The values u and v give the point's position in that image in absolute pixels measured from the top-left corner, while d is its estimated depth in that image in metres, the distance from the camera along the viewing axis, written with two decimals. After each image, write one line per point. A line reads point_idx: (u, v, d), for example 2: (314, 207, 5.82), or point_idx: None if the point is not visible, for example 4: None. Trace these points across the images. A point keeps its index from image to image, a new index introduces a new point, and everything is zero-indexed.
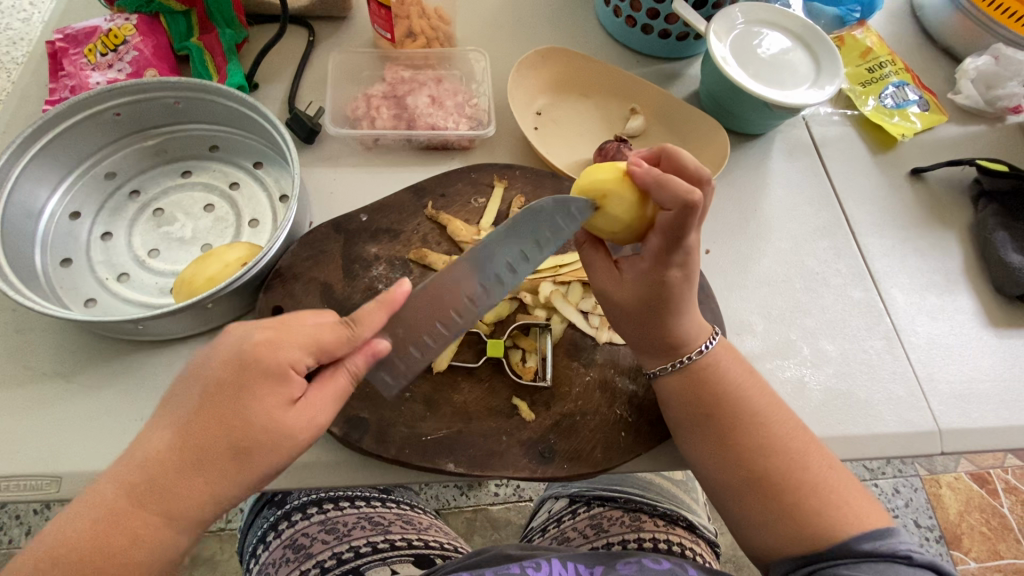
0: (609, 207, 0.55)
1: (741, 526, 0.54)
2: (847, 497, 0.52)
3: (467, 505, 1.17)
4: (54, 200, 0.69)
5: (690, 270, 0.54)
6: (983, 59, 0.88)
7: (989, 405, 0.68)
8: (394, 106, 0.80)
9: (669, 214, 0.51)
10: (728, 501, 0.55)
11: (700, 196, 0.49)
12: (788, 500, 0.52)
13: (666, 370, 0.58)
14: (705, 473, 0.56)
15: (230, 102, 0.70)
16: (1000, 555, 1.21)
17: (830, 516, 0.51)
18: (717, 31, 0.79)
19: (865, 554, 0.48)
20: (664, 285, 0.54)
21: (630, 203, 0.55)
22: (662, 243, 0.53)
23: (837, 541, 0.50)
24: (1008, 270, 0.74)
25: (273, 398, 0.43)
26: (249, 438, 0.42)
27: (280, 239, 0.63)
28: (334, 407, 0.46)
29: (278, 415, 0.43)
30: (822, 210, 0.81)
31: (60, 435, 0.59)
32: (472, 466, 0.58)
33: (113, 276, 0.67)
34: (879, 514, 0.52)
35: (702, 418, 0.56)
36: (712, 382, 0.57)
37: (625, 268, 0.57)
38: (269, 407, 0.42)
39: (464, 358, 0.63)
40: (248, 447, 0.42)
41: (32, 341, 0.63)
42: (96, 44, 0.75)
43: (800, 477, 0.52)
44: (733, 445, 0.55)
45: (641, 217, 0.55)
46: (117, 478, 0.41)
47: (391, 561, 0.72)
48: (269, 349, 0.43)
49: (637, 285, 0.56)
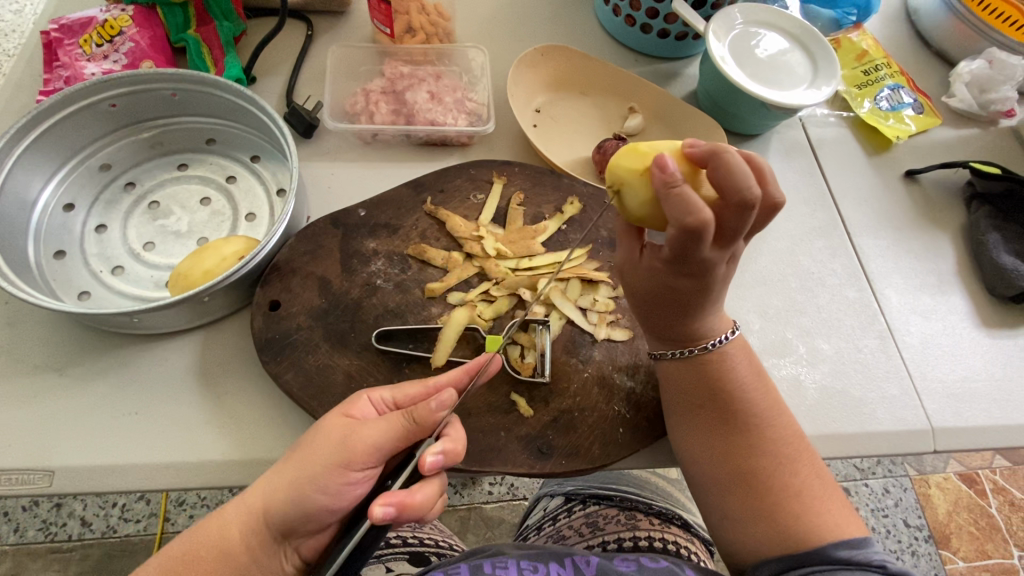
0: (624, 198, 0.53)
1: (720, 521, 0.54)
2: (830, 506, 0.53)
3: (461, 503, 1.17)
4: (48, 192, 0.68)
5: (704, 281, 0.53)
6: (977, 63, 0.89)
7: (980, 405, 0.69)
8: (393, 101, 0.79)
9: (673, 230, 0.48)
10: (711, 495, 0.55)
11: (706, 222, 0.46)
12: (771, 499, 0.52)
13: (667, 356, 0.60)
14: (691, 466, 0.57)
15: (228, 95, 0.70)
16: (988, 554, 1.23)
17: (811, 521, 0.51)
18: (716, 31, 0.79)
19: (840, 561, 0.49)
20: (677, 282, 0.54)
21: (639, 200, 0.52)
22: (671, 253, 0.51)
23: (814, 546, 0.50)
24: (1000, 271, 0.75)
25: (339, 411, 0.50)
26: (307, 439, 0.49)
27: (277, 233, 0.62)
28: (379, 429, 0.47)
29: (332, 422, 0.49)
30: (818, 210, 0.81)
31: (54, 429, 0.58)
32: (470, 462, 0.57)
33: (107, 269, 0.67)
34: (857, 525, 0.52)
35: (698, 409, 0.57)
36: (717, 374, 0.58)
37: (645, 252, 0.57)
38: (331, 416, 0.50)
39: (463, 354, 0.63)
40: (302, 446, 0.48)
41: (24, 333, 0.62)
42: (91, 35, 0.74)
43: (786, 479, 0.53)
44: (724, 440, 0.55)
45: (653, 218, 0.52)
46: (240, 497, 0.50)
47: (386, 559, 0.72)
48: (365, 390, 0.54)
49: (652, 278, 0.56)
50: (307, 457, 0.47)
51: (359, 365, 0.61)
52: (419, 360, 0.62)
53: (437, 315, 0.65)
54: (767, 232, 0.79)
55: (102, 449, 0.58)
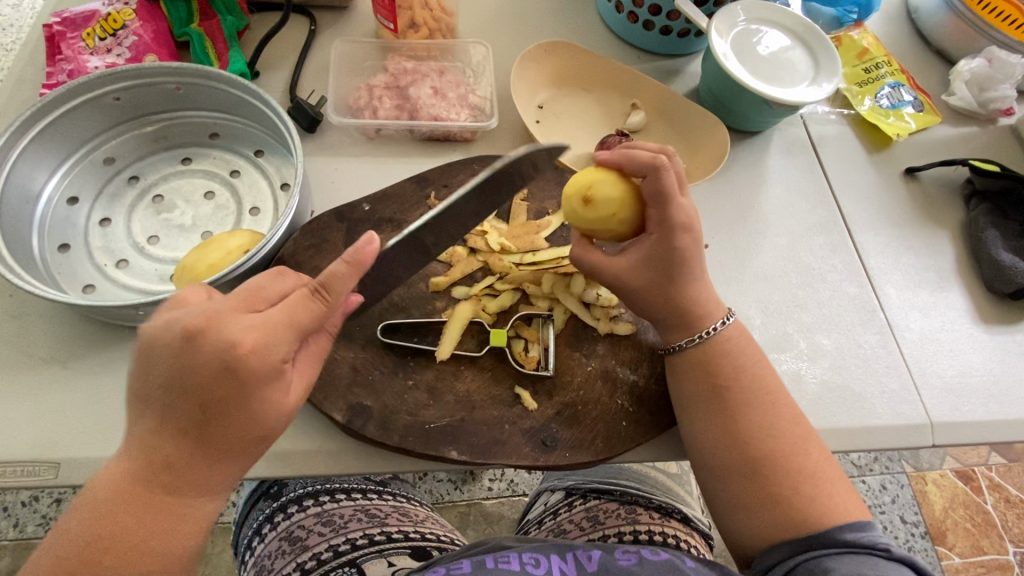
0: (598, 194, 0.59)
1: (733, 507, 0.55)
2: (837, 489, 0.54)
3: (461, 499, 1.17)
4: (52, 184, 0.68)
5: (696, 231, 0.58)
6: (977, 62, 0.89)
7: (979, 400, 0.70)
8: (396, 96, 0.80)
9: (648, 180, 0.57)
10: (722, 480, 0.55)
11: (665, 159, 0.57)
12: (786, 483, 0.53)
13: (687, 344, 0.60)
14: (702, 451, 0.57)
15: (233, 89, 0.70)
16: (983, 550, 1.24)
17: (822, 504, 0.52)
18: (719, 28, 0.80)
19: (847, 544, 0.50)
20: (677, 255, 0.57)
21: (611, 182, 0.59)
22: (660, 210, 0.57)
23: (825, 528, 0.51)
24: (998, 268, 0.76)
25: (271, 394, 0.43)
26: (245, 432, 0.43)
27: (283, 226, 0.62)
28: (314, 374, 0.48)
29: (271, 407, 0.44)
30: (818, 207, 0.82)
31: (58, 421, 0.58)
32: (475, 454, 0.58)
33: (111, 262, 0.67)
34: (861, 509, 0.54)
35: (712, 393, 0.57)
36: (727, 359, 0.59)
37: (634, 248, 0.59)
38: (266, 404, 0.43)
39: (467, 348, 0.63)
40: (247, 438, 0.44)
41: (28, 326, 0.62)
42: (94, 28, 0.74)
43: (799, 462, 0.54)
44: (738, 424, 0.55)
45: (632, 195, 0.59)
46: (132, 471, 0.43)
47: (388, 553, 0.72)
48: (259, 355, 0.41)
49: (650, 264, 0.58)
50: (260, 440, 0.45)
51: (364, 358, 0.61)
52: (424, 353, 0.62)
53: (442, 309, 0.66)
54: (768, 228, 0.79)
55: (105, 441, 0.58)
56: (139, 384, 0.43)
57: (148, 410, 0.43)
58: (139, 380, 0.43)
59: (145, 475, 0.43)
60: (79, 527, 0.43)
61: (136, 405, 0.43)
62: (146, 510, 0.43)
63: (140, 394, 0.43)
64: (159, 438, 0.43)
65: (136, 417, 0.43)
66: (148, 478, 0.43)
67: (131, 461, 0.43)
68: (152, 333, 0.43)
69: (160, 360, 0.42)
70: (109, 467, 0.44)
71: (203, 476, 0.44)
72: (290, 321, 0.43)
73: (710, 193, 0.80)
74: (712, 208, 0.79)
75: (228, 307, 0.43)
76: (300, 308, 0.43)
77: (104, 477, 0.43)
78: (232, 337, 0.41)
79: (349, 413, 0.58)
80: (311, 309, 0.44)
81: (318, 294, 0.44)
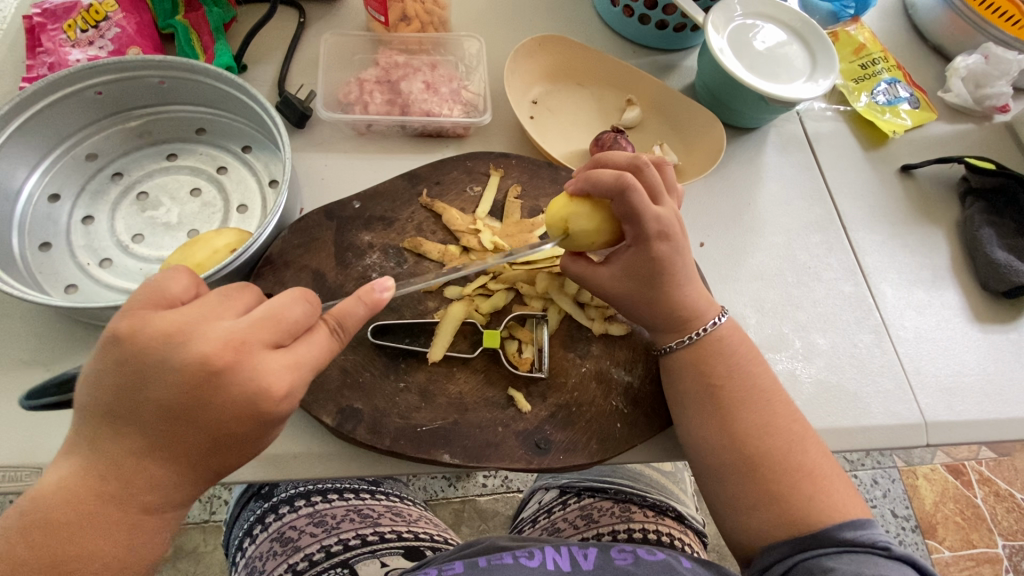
0: (575, 227, 0.58)
1: (732, 507, 0.54)
2: (836, 485, 0.53)
3: (455, 496, 1.17)
4: (32, 181, 0.66)
5: (675, 239, 0.57)
6: (974, 58, 0.88)
7: (974, 399, 0.70)
8: (388, 90, 0.78)
9: (618, 204, 0.55)
10: (720, 480, 0.55)
11: (631, 177, 0.54)
12: (787, 481, 0.52)
13: (677, 346, 0.59)
14: (701, 450, 0.56)
15: (217, 83, 0.68)
16: (972, 543, 1.25)
17: (823, 502, 0.52)
18: (716, 22, 0.78)
19: (846, 543, 0.49)
20: (656, 263, 0.56)
21: (587, 212, 0.57)
22: (637, 229, 0.55)
23: (824, 527, 0.51)
24: (994, 266, 0.75)
25: (270, 432, 0.44)
26: (230, 454, 0.43)
27: (271, 225, 0.61)
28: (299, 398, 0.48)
29: (263, 440, 0.44)
30: (814, 205, 0.81)
31: (39, 427, 0.57)
32: (468, 458, 0.57)
33: (94, 262, 0.65)
34: (861, 507, 0.53)
35: (710, 392, 0.57)
36: (724, 356, 0.58)
37: (617, 260, 0.59)
38: (258, 438, 0.44)
39: (460, 349, 0.62)
40: (228, 461, 0.44)
41: (9, 328, 0.61)
42: (76, 20, 0.72)
43: (800, 459, 0.53)
44: (738, 421, 0.55)
45: (609, 218, 0.57)
46: (100, 478, 0.41)
47: (380, 554, 0.71)
48: (286, 400, 0.42)
49: (630, 274, 0.58)
50: (234, 463, 0.45)
51: (353, 360, 0.60)
52: (415, 355, 0.61)
53: (433, 309, 0.64)
54: (764, 226, 0.78)
55: None
56: (127, 403, 0.41)
57: (140, 427, 0.41)
58: (128, 396, 0.41)
59: (127, 491, 0.42)
60: (36, 547, 0.40)
61: (119, 421, 0.41)
62: (121, 531, 0.42)
63: (128, 411, 0.41)
64: (144, 457, 0.42)
65: (116, 434, 0.41)
66: (126, 497, 0.42)
67: (111, 479, 0.41)
68: (155, 351, 0.40)
69: (167, 382, 0.40)
70: (80, 478, 0.42)
71: (191, 491, 0.44)
72: (315, 362, 0.44)
73: (707, 192, 0.79)
74: (707, 206, 0.78)
75: (253, 338, 0.42)
76: (324, 348, 0.45)
77: (70, 494, 0.41)
78: (263, 380, 0.41)
79: (338, 416, 0.57)
80: (332, 348, 0.46)
81: (336, 333, 0.46)
